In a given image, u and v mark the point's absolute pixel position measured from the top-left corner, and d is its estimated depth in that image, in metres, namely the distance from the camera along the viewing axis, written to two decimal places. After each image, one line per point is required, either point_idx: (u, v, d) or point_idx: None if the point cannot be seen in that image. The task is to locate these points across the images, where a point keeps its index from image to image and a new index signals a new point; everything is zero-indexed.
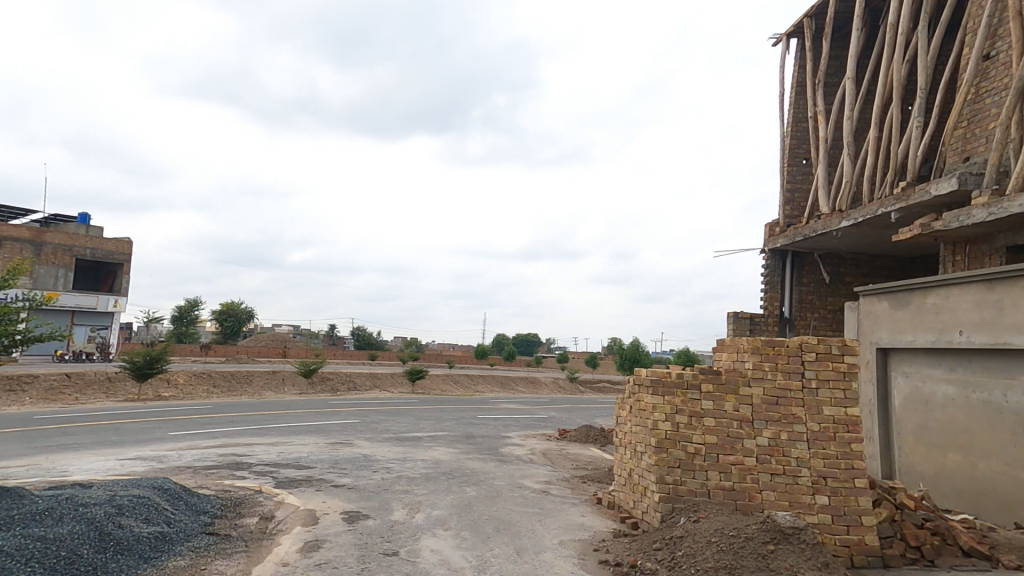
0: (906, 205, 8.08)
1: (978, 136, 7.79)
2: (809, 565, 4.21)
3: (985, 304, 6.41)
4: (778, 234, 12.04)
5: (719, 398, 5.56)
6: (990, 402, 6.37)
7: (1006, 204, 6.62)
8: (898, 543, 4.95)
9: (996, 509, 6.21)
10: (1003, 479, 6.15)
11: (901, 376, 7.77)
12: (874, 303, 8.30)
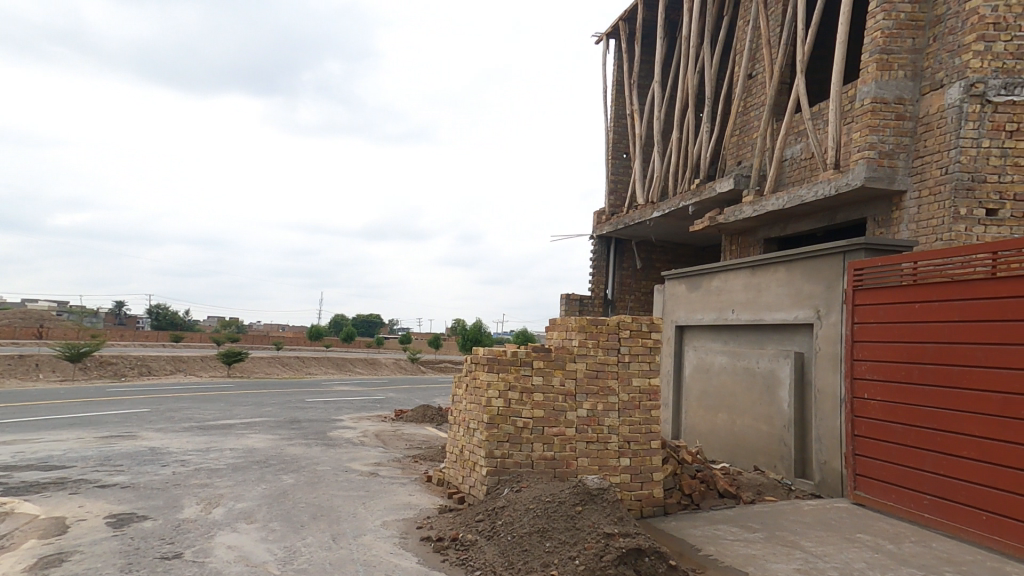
0: (699, 199, 9.50)
1: (746, 144, 9.24)
2: (608, 520, 4.49)
3: (751, 286, 7.80)
4: (605, 221, 13.27)
5: (548, 373, 5.87)
6: (748, 368, 7.70)
7: (765, 203, 8.10)
8: (675, 493, 5.81)
9: (745, 456, 7.58)
10: (752, 431, 7.50)
11: (690, 350, 9.04)
12: (675, 285, 9.51)
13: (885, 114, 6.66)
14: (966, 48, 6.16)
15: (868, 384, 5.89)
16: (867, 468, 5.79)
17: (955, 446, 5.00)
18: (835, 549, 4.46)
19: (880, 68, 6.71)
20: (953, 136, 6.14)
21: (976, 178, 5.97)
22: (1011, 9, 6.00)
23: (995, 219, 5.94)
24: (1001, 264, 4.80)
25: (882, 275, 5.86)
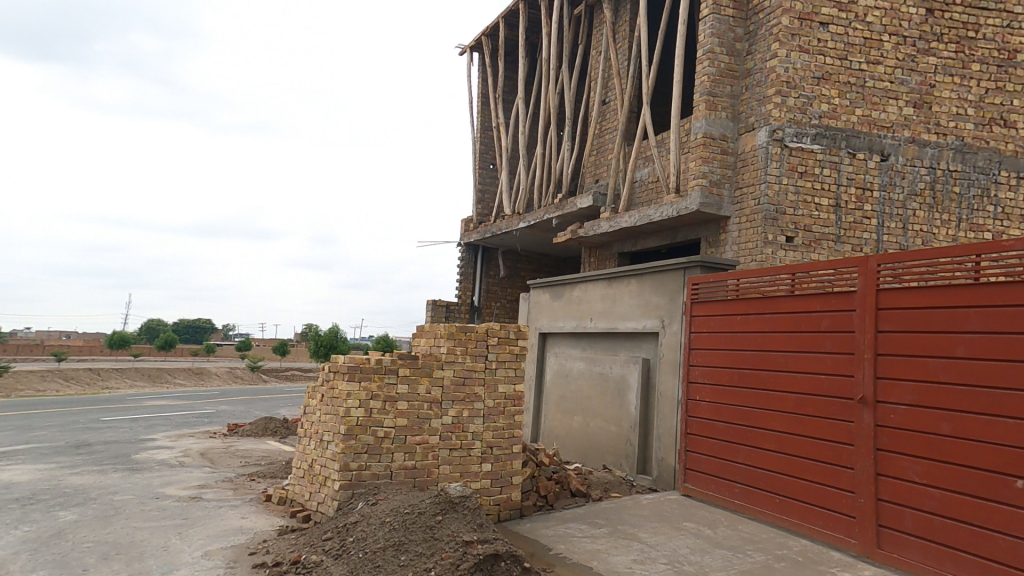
0: (561, 213, 10.10)
1: (602, 164, 10.02)
2: (468, 528, 4.43)
3: (606, 296, 8.42)
4: (473, 229, 13.50)
5: (415, 381, 5.72)
6: (602, 373, 8.31)
7: (618, 219, 8.82)
8: (533, 495, 6.01)
9: (596, 456, 8.16)
10: (603, 432, 8.10)
11: (552, 356, 9.52)
12: (540, 294, 9.97)
13: (714, 147, 7.61)
14: (769, 99, 7.27)
15: (698, 387, 6.78)
16: (694, 462, 6.64)
17: (762, 440, 6.03)
18: (666, 538, 5.00)
19: (709, 108, 7.68)
20: (762, 173, 7.20)
21: (779, 209, 7.08)
22: (796, 72, 7.25)
23: (792, 245, 7.05)
24: (798, 284, 6.00)
25: (713, 290, 6.81)
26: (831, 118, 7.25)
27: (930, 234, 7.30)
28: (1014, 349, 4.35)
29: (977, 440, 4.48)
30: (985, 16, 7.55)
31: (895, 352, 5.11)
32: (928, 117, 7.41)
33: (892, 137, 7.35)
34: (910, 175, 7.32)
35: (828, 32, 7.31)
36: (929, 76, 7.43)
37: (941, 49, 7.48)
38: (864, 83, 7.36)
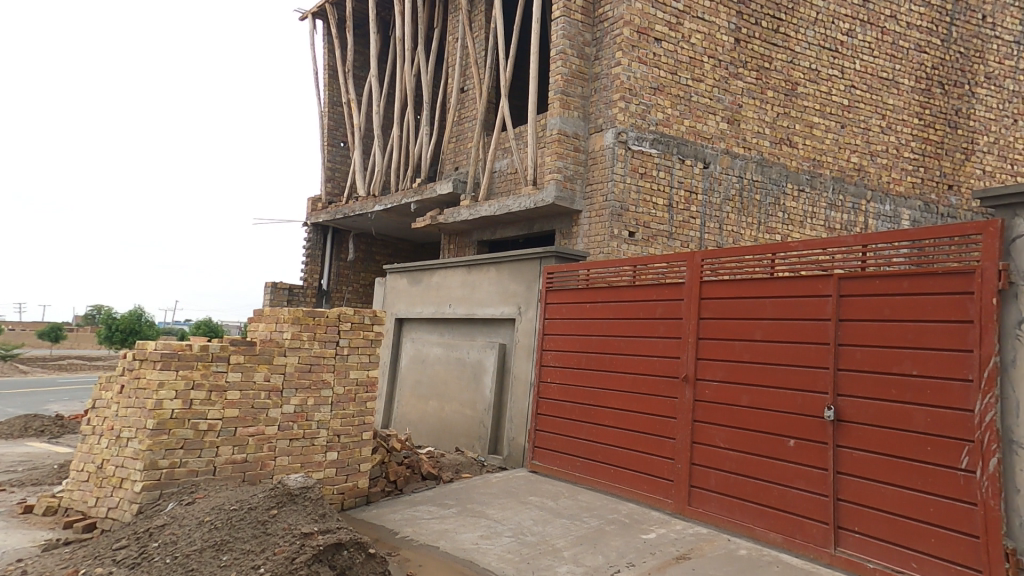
0: (421, 198, 10.04)
1: (461, 152, 10.16)
2: (307, 520, 4.28)
3: (467, 283, 8.69)
4: (322, 209, 13.42)
5: (250, 369, 5.33)
6: (460, 358, 8.55)
7: (478, 208, 9.04)
8: (380, 482, 6.07)
9: (449, 439, 8.40)
10: (457, 415, 8.35)
11: (410, 342, 9.65)
12: (398, 280, 10.09)
13: (568, 144, 8.11)
14: (615, 103, 7.89)
15: (550, 369, 7.24)
16: (542, 439, 7.12)
17: (603, 417, 6.61)
18: (512, 512, 5.33)
19: (563, 106, 8.13)
20: (608, 171, 7.81)
21: (624, 206, 7.75)
22: (637, 81, 7.95)
23: (633, 240, 7.76)
24: (638, 275, 6.65)
25: (566, 279, 7.28)
26: (665, 126, 8.10)
27: (738, 234, 8.52)
28: (795, 333, 5.42)
29: (766, 408, 5.49)
30: (776, 51, 8.93)
31: (711, 336, 5.98)
32: (737, 133, 8.61)
33: (712, 147, 8.42)
34: (725, 182, 8.47)
35: (661, 47, 8.13)
36: (738, 98, 8.64)
37: (745, 75, 8.70)
38: (690, 97, 8.31)
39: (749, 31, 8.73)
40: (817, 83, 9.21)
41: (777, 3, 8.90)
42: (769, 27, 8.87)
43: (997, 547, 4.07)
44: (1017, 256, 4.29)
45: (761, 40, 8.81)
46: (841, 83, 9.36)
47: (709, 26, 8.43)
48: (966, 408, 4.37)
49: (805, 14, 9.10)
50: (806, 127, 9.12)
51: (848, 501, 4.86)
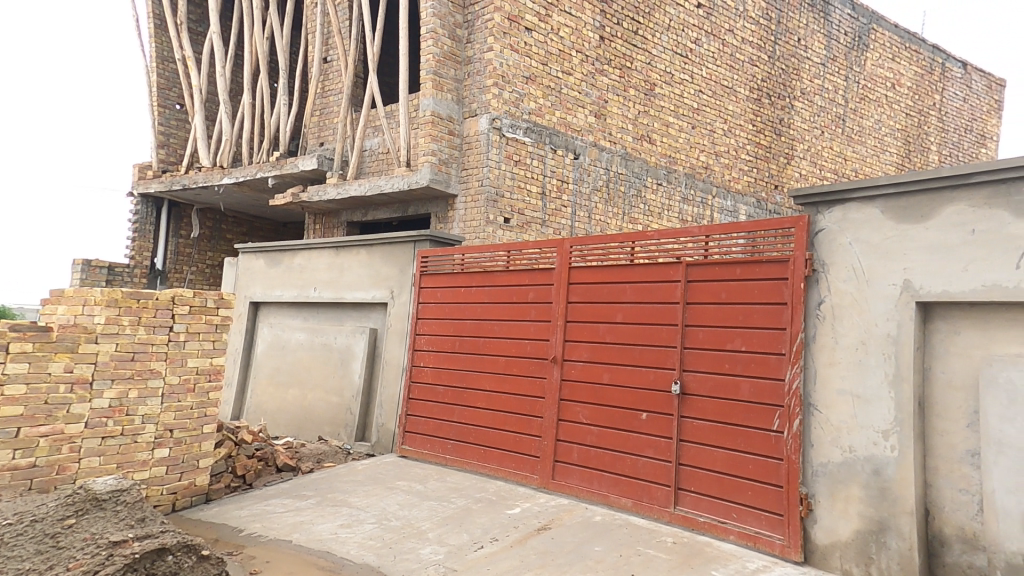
0: (281, 173, 9.37)
1: (327, 127, 9.60)
2: (115, 527, 4.04)
3: (334, 265, 8.40)
4: (152, 177, 12.31)
5: (44, 359, 5.08)
6: (326, 344, 8.26)
7: (347, 187, 8.71)
8: (225, 476, 6.37)
9: (310, 428, 8.17)
10: (320, 403, 8.11)
11: (266, 327, 9.27)
12: (252, 261, 9.60)
13: (442, 127, 8.09)
14: (488, 89, 8.00)
15: (425, 354, 7.22)
16: (415, 424, 7.14)
17: (476, 400, 6.75)
18: (377, 499, 5.38)
19: (436, 87, 8.08)
20: (483, 157, 7.91)
21: (499, 192, 7.91)
22: (509, 68, 8.11)
23: (508, 226, 7.98)
24: (511, 260, 6.81)
25: (440, 263, 7.28)
26: (537, 115, 8.38)
27: (605, 223, 9.11)
28: (650, 316, 5.93)
29: (624, 385, 5.95)
30: (636, 52, 9.57)
31: (577, 319, 6.34)
32: (604, 127, 9.16)
33: (581, 139, 8.88)
34: (594, 172, 8.98)
35: (531, 36, 8.35)
36: (604, 93, 9.15)
37: (610, 72, 9.23)
38: (561, 90, 8.65)
39: (612, 30, 9.26)
40: (671, 85, 10.05)
41: (636, 6, 9.52)
42: (629, 28, 9.48)
43: (795, 493, 4.86)
44: (818, 248, 5.06)
45: (623, 40, 9.39)
46: (691, 87, 10.31)
47: (576, 21, 8.81)
48: (779, 377, 5.10)
49: (660, 20, 9.85)
50: (662, 126, 9.93)
51: (687, 465, 5.45)
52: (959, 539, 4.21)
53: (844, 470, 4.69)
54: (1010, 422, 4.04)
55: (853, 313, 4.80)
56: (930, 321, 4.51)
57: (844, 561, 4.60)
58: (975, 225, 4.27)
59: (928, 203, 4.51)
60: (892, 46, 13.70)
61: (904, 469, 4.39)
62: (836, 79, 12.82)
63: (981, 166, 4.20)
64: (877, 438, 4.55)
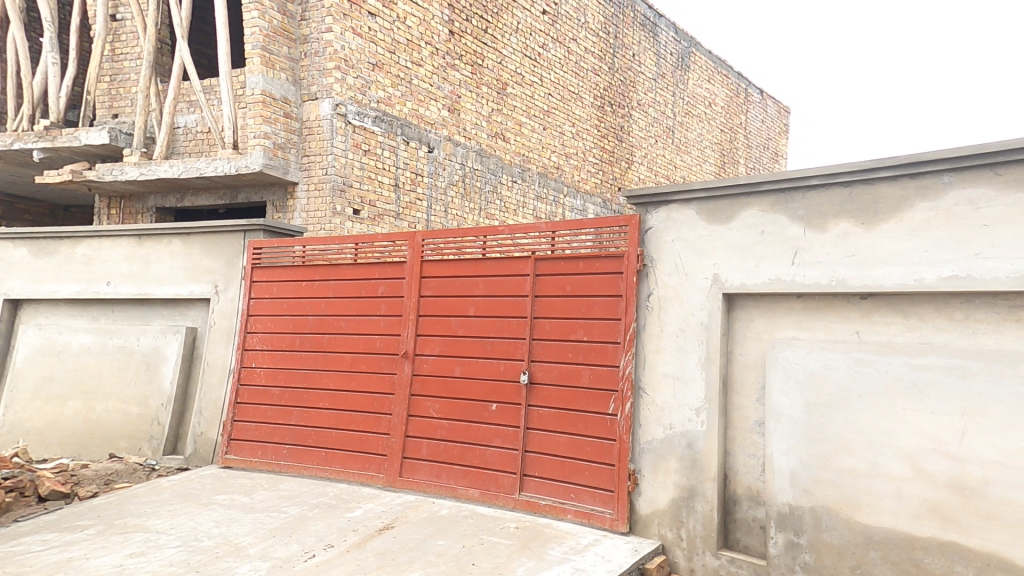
0: (57, 146, 8.33)
1: (123, 97, 8.77)
2: None
3: (135, 257, 7.49)
4: None
5: None
6: (123, 346, 7.41)
7: (153, 167, 8.01)
8: None
9: (96, 446, 7.24)
10: (110, 416, 7.25)
11: (33, 329, 7.96)
12: (13, 250, 8.17)
13: (274, 108, 7.66)
14: (330, 72, 7.73)
15: (257, 354, 6.90)
16: (243, 431, 6.77)
17: (318, 399, 6.53)
18: (183, 519, 5.08)
19: (265, 64, 7.60)
20: (327, 144, 7.70)
21: (346, 182, 7.81)
22: (353, 52, 7.87)
23: (359, 218, 7.92)
24: (360, 253, 6.64)
25: (276, 255, 6.94)
26: (386, 104, 8.30)
27: (462, 218, 9.47)
28: (500, 309, 6.07)
29: (475, 377, 6.03)
30: (486, 50, 9.84)
31: (430, 312, 6.30)
32: (458, 122, 9.37)
33: (435, 132, 9.02)
34: (449, 167, 9.22)
35: (375, 22, 8.14)
36: (456, 88, 9.31)
37: (461, 67, 9.37)
38: (411, 80, 8.63)
39: (461, 25, 9.36)
40: (522, 86, 10.56)
41: (484, 5, 9.72)
42: (479, 26, 9.68)
43: (625, 470, 5.30)
44: (648, 245, 5.55)
45: (473, 37, 9.57)
46: (540, 90, 10.94)
47: (422, 12, 8.73)
48: (615, 364, 5.52)
49: (508, 22, 10.20)
50: (515, 125, 10.44)
51: (533, 451, 5.68)
52: (747, 496, 4.90)
53: (664, 446, 5.22)
54: (785, 395, 4.73)
55: (675, 304, 5.33)
56: (733, 310, 5.13)
57: (660, 527, 5.13)
58: (764, 227, 4.91)
59: (730, 206, 5.12)
60: (707, 70, 15.79)
61: (709, 441, 4.99)
62: (665, 94, 14.41)
63: (767, 176, 4.83)
64: (691, 415, 5.12)
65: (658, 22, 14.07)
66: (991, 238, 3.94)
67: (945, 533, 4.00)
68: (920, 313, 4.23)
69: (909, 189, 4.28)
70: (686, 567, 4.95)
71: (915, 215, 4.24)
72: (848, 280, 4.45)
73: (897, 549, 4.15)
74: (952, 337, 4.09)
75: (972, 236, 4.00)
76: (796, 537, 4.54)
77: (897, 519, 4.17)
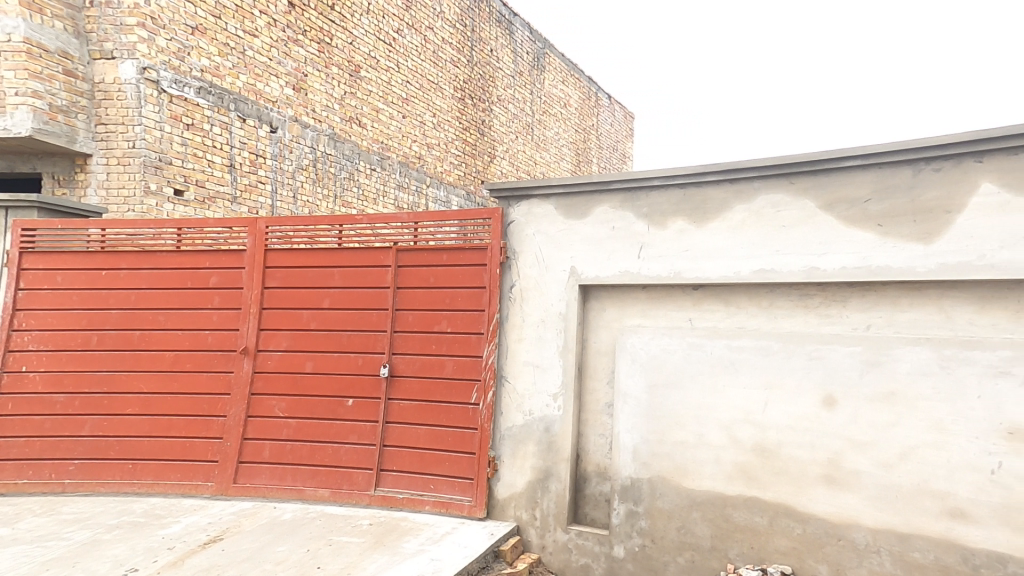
0: None
1: None
2: None
3: None
4: None
5: None
6: None
7: None
8: None
9: None
10: None
11: None
12: None
13: (46, 61, 6.49)
14: (129, 29, 6.85)
15: (32, 356, 5.77)
16: (7, 449, 5.63)
17: (123, 404, 5.68)
18: None
19: (28, 7, 6.38)
20: (135, 113, 6.87)
21: (163, 158, 7.08)
22: (162, 10, 7.07)
23: (181, 199, 7.30)
24: (185, 238, 5.83)
25: (58, 238, 5.85)
26: (213, 74, 7.64)
27: (314, 205, 9.17)
28: (358, 300, 5.75)
29: (327, 372, 5.66)
30: (335, 28, 9.43)
31: (277, 305, 5.80)
32: (305, 102, 8.95)
33: (278, 111, 8.57)
34: (296, 150, 8.85)
35: None
36: (301, 65, 8.86)
37: (304, 42, 8.91)
38: (243, 51, 8.03)
39: None
40: (377, 71, 10.31)
41: None
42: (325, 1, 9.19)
43: (485, 456, 5.32)
44: (511, 237, 5.62)
45: (318, 13, 9.12)
46: (398, 76, 10.78)
47: None
48: (477, 354, 5.52)
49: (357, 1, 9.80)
50: (371, 111, 10.24)
51: (391, 445, 5.46)
52: (596, 473, 5.24)
53: (523, 430, 5.34)
54: (631, 377, 5.13)
55: (536, 295, 5.48)
56: (588, 300, 5.43)
57: (517, 509, 5.26)
58: (614, 223, 5.27)
59: (585, 203, 5.40)
60: (561, 71, 16.75)
61: (565, 424, 5.21)
62: (523, 92, 15.02)
63: (617, 175, 5.16)
64: (549, 400, 5.30)
65: (513, 20, 14.48)
66: (788, 237, 4.56)
67: (749, 490, 4.58)
68: (738, 302, 4.83)
69: (729, 193, 4.83)
70: (538, 544, 5.16)
71: (733, 216, 4.81)
72: (683, 272, 4.94)
73: (713, 507, 4.68)
74: (760, 322, 4.72)
75: (774, 236, 4.61)
76: (635, 506, 4.95)
77: (715, 481, 4.71)
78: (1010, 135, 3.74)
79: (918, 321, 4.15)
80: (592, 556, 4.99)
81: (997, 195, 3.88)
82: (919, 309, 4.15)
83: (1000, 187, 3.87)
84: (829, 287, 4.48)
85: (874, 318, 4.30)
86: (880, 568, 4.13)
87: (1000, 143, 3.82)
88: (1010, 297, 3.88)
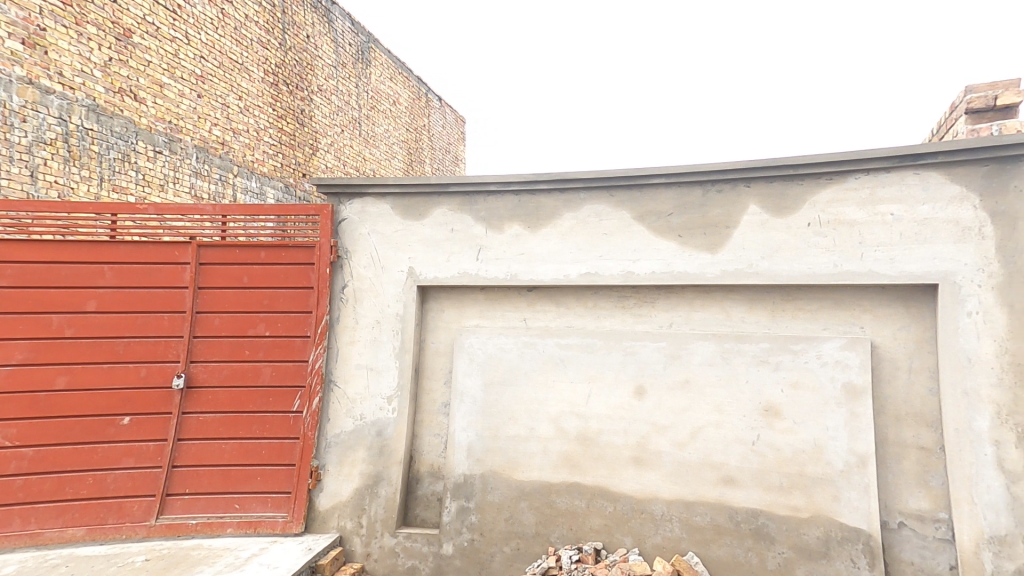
0: None
1: None
2: None
3: None
4: None
5: None
6: None
7: None
8: None
9: None
10: None
11: None
12: None
13: None
14: None
15: None
16: None
17: None
18: None
19: None
20: None
21: None
22: None
23: None
24: None
25: None
26: None
27: (66, 189, 7.13)
28: (141, 302, 4.79)
29: (87, 389, 4.57)
30: None
31: (4, 310, 4.46)
32: (44, 62, 6.94)
33: None
34: (33, 119, 6.77)
35: None
36: (33, 15, 6.84)
37: None
38: None
39: None
40: (157, 39, 8.77)
41: None
42: None
43: (306, 468, 4.80)
44: (343, 236, 5.22)
45: None
46: (187, 50, 9.38)
47: None
48: (303, 358, 4.96)
49: None
50: (152, 84, 8.68)
51: (184, 465, 4.66)
52: (429, 473, 5.11)
53: (353, 436, 4.95)
54: (468, 376, 5.13)
55: (370, 296, 5.14)
56: (427, 301, 5.31)
57: (340, 518, 4.84)
58: (453, 225, 5.22)
59: (423, 204, 5.26)
60: (388, 68, 16.35)
61: (399, 427, 4.94)
62: (347, 85, 14.27)
63: (454, 179, 5.14)
64: (383, 403, 4.98)
65: (332, 8, 13.63)
66: (609, 244, 5.01)
67: (572, 476, 4.87)
68: (567, 302, 5.17)
69: (559, 202, 5.15)
70: (362, 552, 4.79)
71: (563, 223, 5.13)
72: (519, 274, 5.10)
73: (539, 496, 4.87)
74: (586, 321, 5.11)
75: (598, 243, 5.03)
76: (466, 502, 4.92)
77: (542, 471, 4.92)
78: (768, 166, 4.58)
79: (706, 319, 4.88)
80: (420, 558, 4.79)
81: (759, 215, 4.68)
82: (708, 308, 4.88)
83: (762, 209, 4.68)
84: (641, 290, 5.04)
85: (676, 317, 4.94)
86: (673, 533, 4.61)
87: (762, 172, 4.65)
88: (769, 299, 4.74)
